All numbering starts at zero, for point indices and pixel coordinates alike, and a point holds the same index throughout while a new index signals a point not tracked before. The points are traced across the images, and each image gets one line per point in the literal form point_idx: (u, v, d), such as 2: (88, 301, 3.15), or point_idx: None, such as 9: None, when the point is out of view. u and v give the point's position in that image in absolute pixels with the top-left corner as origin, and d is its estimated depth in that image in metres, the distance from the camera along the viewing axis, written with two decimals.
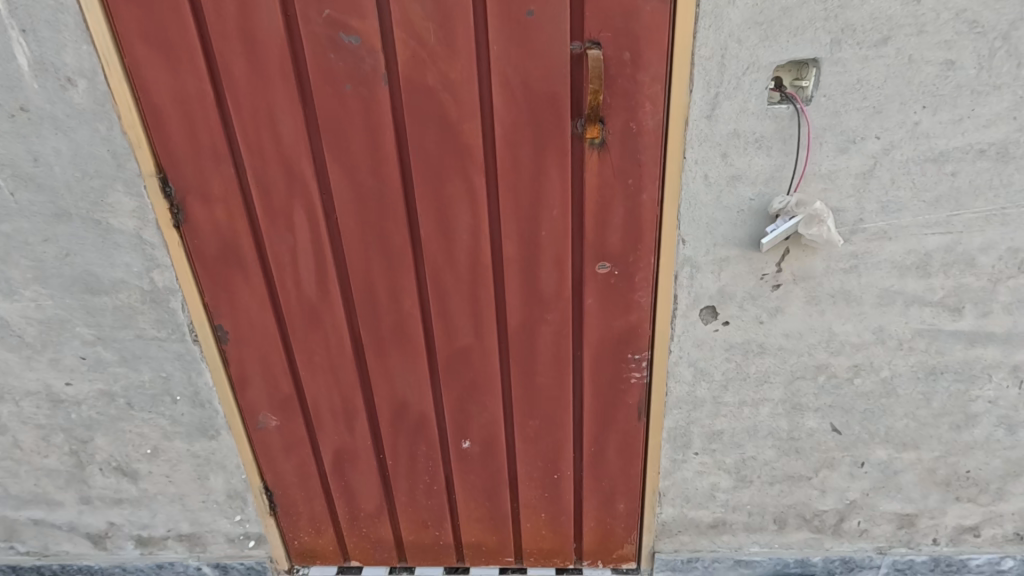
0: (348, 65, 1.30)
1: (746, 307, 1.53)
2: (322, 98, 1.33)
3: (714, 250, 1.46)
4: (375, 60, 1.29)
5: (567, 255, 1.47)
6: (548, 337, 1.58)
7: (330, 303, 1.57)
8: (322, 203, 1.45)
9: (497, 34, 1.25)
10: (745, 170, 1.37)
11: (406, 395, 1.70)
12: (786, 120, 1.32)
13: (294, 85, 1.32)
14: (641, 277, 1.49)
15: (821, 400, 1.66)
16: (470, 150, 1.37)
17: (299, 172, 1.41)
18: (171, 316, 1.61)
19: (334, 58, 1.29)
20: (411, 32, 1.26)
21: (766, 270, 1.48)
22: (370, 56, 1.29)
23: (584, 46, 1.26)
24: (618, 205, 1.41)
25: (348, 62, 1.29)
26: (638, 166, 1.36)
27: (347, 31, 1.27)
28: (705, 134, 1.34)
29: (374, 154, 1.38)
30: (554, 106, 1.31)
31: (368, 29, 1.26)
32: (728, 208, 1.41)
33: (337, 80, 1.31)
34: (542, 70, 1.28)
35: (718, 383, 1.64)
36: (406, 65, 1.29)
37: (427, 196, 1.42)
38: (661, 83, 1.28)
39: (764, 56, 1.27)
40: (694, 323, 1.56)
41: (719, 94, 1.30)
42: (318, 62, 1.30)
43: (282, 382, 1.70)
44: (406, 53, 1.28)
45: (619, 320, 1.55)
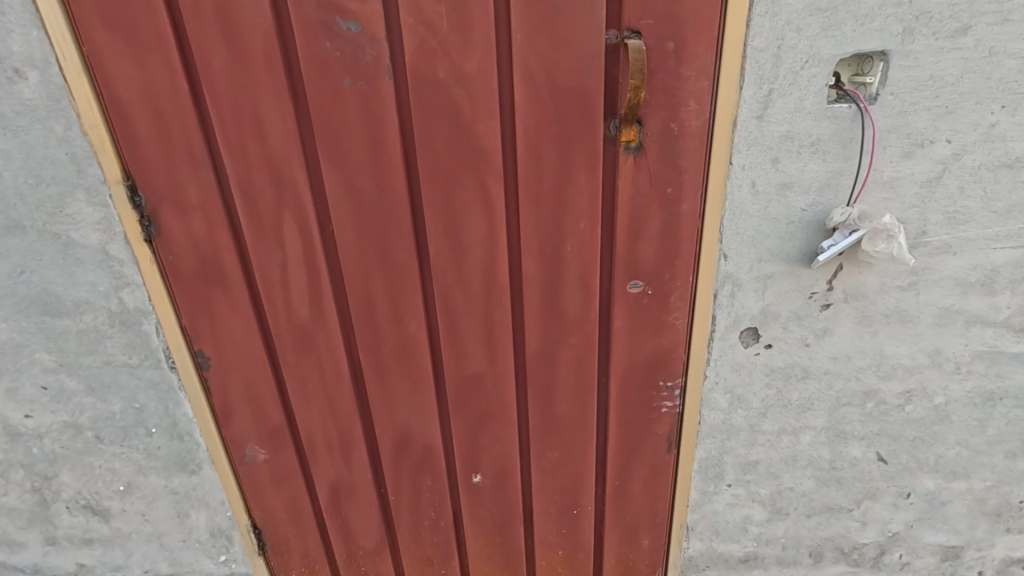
0: (346, 55, 1.12)
1: (791, 329, 1.38)
2: (316, 94, 1.15)
3: (759, 266, 1.30)
4: (378, 49, 1.11)
5: (594, 272, 1.31)
6: (571, 362, 1.42)
7: (325, 325, 1.39)
8: (315, 214, 1.27)
9: (520, 20, 1.08)
10: (798, 176, 1.21)
11: (410, 425, 1.52)
12: (846, 121, 1.16)
13: (284, 78, 1.14)
14: (676, 296, 1.34)
15: (867, 428, 1.51)
16: (487, 154, 1.19)
17: (289, 179, 1.23)
18: (144, 341, 1.42)
19: (331, 47, 1.11)
20: (420, 16, 1.08)
21: (815, 288, 1.33)
22: (372, 45, 1.11)
23: (622, 36, 1.09)
24: (653, 217, 1.25)
25: (347, 52, 1.11)
26: (678, 173, 1.20)
27: (344, 15, 1.09)
28: (754, 136, 1.17)
29: (376, 159, 1.21)
30: (584, 104, 1.14)
31: (370, 13, 1.08)
32: (776, 219, 1.25)
33: (333, 72, 1.13)
34: (572, 64, 1.11)
35: (755, 410, 1.50)
36: (415, 55, 1.11)
37: (437, 206, 1.24)
38: (707, 78, 1.12)
39: (826, 48, 1.11)
40: (733, 345, 1.41)
41: (773, 91, 1.14)
42: (312, 52, 1.11)
43: (271, 412, 1.52)
44: (415, 41, 1.10)
45: (649, 343, 1.39)
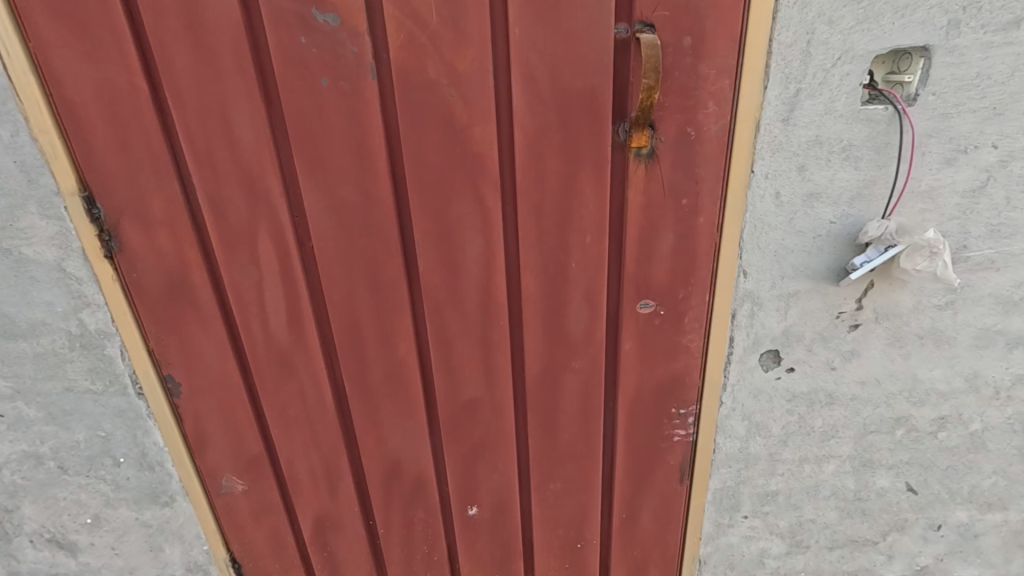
0: (324, 52, 0.99)
1: (815, 351, 1.27)
2: (291, 95, 1.03)
3: (781, 284, 1.19)
4: (360, 44, 0.99)
5: (601, 291, 1.19)
6: (575, 387, 1.30)
7: (306, 348, 1.27)
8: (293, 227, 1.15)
9: (519, 11, 0.96)
10: (826, 186, 1.09)
11: (401, 454, 1.40)
12: (881, 124, 1.05)
13: (255, 78, 1.02)
14: (691, 317, 1.22)
15: (896, 457, 1.39)
16: (483, 162, 1.07)
17: (264, 189, 1.11)
18: (108, 365, 1.30)
19: (307, 43, 0.99)
20: (407, 8, 0.96)
21: (843, 308, 1.21)
22: (352, 40, 0.98)
23: (633, 30, 0.98)
24: (667, 231, 1.13)
25: (325, 49, 0.99)
26: (695, 183, 1.08)
27: (321, 6, 0.96)
28: (779, 141, 1.06)
29: (359, 167, 1.08)
30: (591, 107, 1.03)
31: (350, 4, 0.96)
32: (802, 233, 1.14)
33: (310, 70, 1.01)
34: (577, 61, 0.99)
35: (775, 438, 1.38)
36: (400, 51, 0.99)
37: (428, 219, 1.12)
38: (728, 77, 1.00)
39: (861, 43, 0.99)
40: (752, 369, 1.29)
41: (801, 91, 1.02)
42: (285, 48, 0.99)
43: (249, 442, 1.40)
44: (401, 35, 0.98)
45: (661, 368, 1.28)
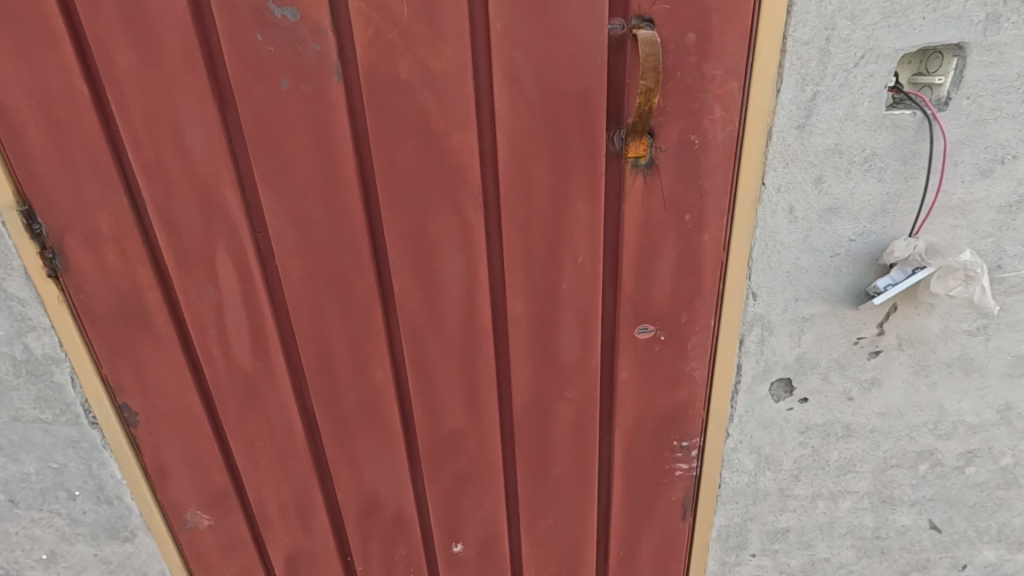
0: (282, 50, 0.89)
1: (832, 380, 1.15)
2: (247, 98, 0.92)
3: (794, 307, 1.08)
4: (323, 42, 0.88)
5: (595, 314, 1.07)
6: (567, 418, 1.18)
7: (272, 375, 1.16)
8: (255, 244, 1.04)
9: (502, 4, 0.85)
10: (846, 200, 0.98)
11: (379, 488, 1.29)
12: (907, 132, 0.94)
13: (207, 80, 0.91)
14: (694, 343, 1.10)
15: (919, 493, 1.28)
16: (462, 173, 0.96)
17: (220, 203, 1.00)
18: (57, 393, 1.19)
19: (263, 40, 0.88)
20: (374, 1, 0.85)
21: (862, 333, 1.10)
22: (314, 37, 0.88)
23: (629, 26, 0.87)
24: (668, 250, 1.01)
25: (284, 47, 0.88)
26: (699, 196, 0.97)
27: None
28: (793, 151, 0.95)
29: (326, 178, 0.97)
30: (582, 111, 0.92)
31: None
32: (818, 252, 1.03)
33: (267, 71, 0.90)
34: (567, 61, 0.88)
35: (787, 472, 1.26)
36: (367, 50, 0.88)
37: (402, 236, 1.01)
38: (737, 78, 0.89)
39: (887, 40, 0.88)
40: (761, 399, 1.18)
41: (818, 94, 0.91)
42: (240, 47, 0.88)
43: (214, 474, 1.29)
44: (367, 31, 0.87)
45: (661, 398, 1.16)
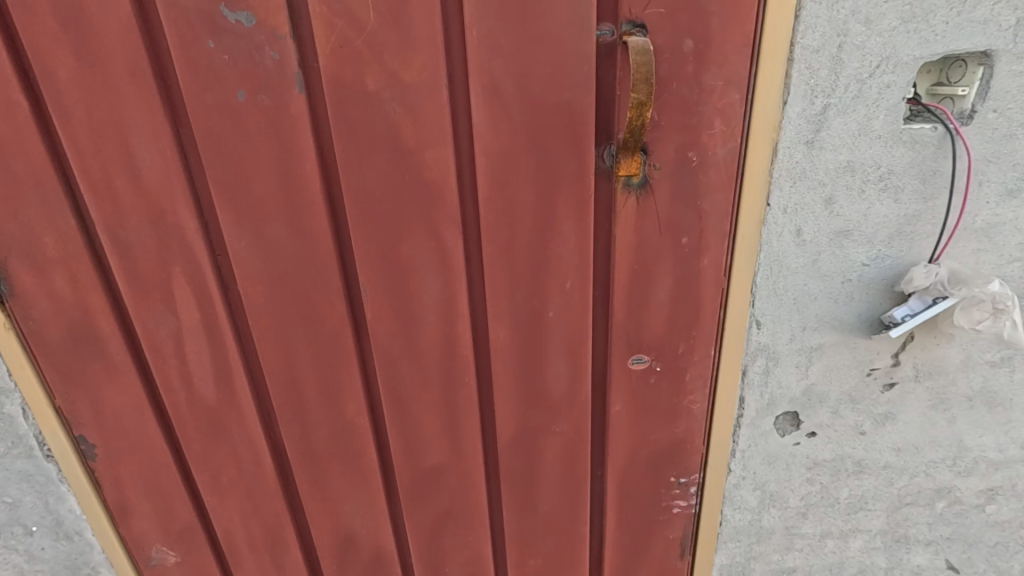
0: (237, 59, 0.80)
1: (842, 413, 1.07)
2: (201, 111, 0.83)
3: (802, 336, 0.99)
4: (282, 50, 0.80)
5: (585, 344, 0.99)
6: (556, 454, 1.10)
7: (238, 407, 1.08)
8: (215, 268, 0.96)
9: (478, 7, 0.76)
10: (859, 222, 0.90)
11: (355, 525, 1.20)
12: (927, 148, 0.85)
13: (156, 91, 0.83)
14: (693, 375, 1.02)
15: (935, 532, 1.18)
16: (438, 192, 0.88)
17: (175, 224, 0.92)
18: (7, 424, 1.09)
19: (216, 48, 0.80)
20: (337, 5, 0.76)
21: (876, 364, 1.01)
22: (272, 45, 0.79)
23: (620, 32, 0.78)
24: (663, 275, 0.93)
25: (240, 56, 0.80)
26: (698, 218, 0.88)
27: (231, 3, 0.77)
28: (802, 169, 0.86)
29: (289, 198, 0.89)
30: (568, 125, 0.83)
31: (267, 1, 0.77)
32: (827, 277, 0.94)
33: (221, 81, 0.82)
34: (551, 70, 0.80)
35: (793, 510, 1.17)
36: (330, 58, 0.79)
37: (374, 260, 0.93)
38: (740, 90, 0.81)
39: (907, 47, 0.79)
40: (765, 433, 1.09)
41: (829, 107, 0.82)
42: (190, 55, 0.80)
43: (179, 509, 1.21)
44: (330, 38, 0.78)
45: (657, 432, 1.07)
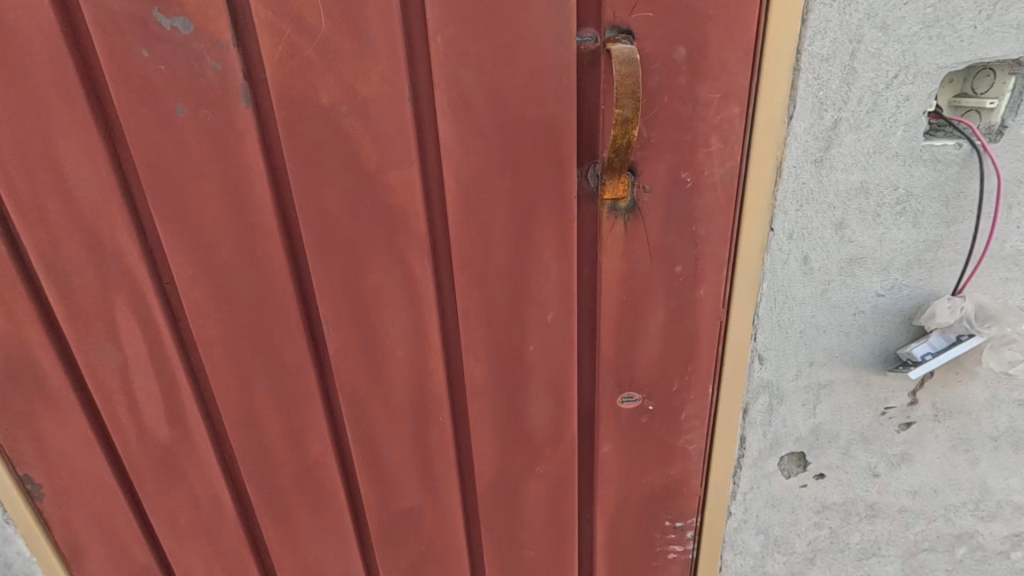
0: (174, 70, 0.72)
1: (854, 454, 0.97)
2: (137, 128, 0.75)
3: (809, 372, 0.90)
4: (224, 60, 0.71)
5: (570, 380, 0.90)
6: (540, 498, 1.00)
7: (194, 445, 0.99)
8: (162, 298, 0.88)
9: (443, 12, 0.68)
10: (873, 249, 0.81)
11: (324, 570, 1.11)
12: (950, 167, 0.76)
13: (88, 106, 0.74)
14: (689, 414, 0.92)
15: None
16: (403, 217, 0.79)
17: (116, 251, 0.83)
18: None
19: (151, 59, 0.71)
20: (283, 9, 0.68)
21: (891, 402, 0.92)
22: (212, 54, 0.71)
23: (603, 39, 0.70)
24: (655, 307, 0.84)
25: (178, 66, 0.71)
26: (693, 245, 0.79)
27: (165, 7, 0.69)
28: (809, 191, 0.77)
29: (239, 223, 0.80)
30: (547, 143, 0.74)
31: (205, 5, 0.68)
32: (838, 309, 0.85)
33: (158, 95, 0.73)
34: (527, 82, 0.71)
35: (800, 556, 1.07)
36: (277, 69, 0.71)
37: (335, 290, 0.84)
38: (739, 103, 0.71)
39: (929, 55, 0.70)
40: (769, 474, 1.00)
41: (840, 122, 0.73)
42: (122, 65, 0.71)
43: (135, 552, 1.11)
44: (277, 46, 0.70)
45: (651, 475, 0.98)
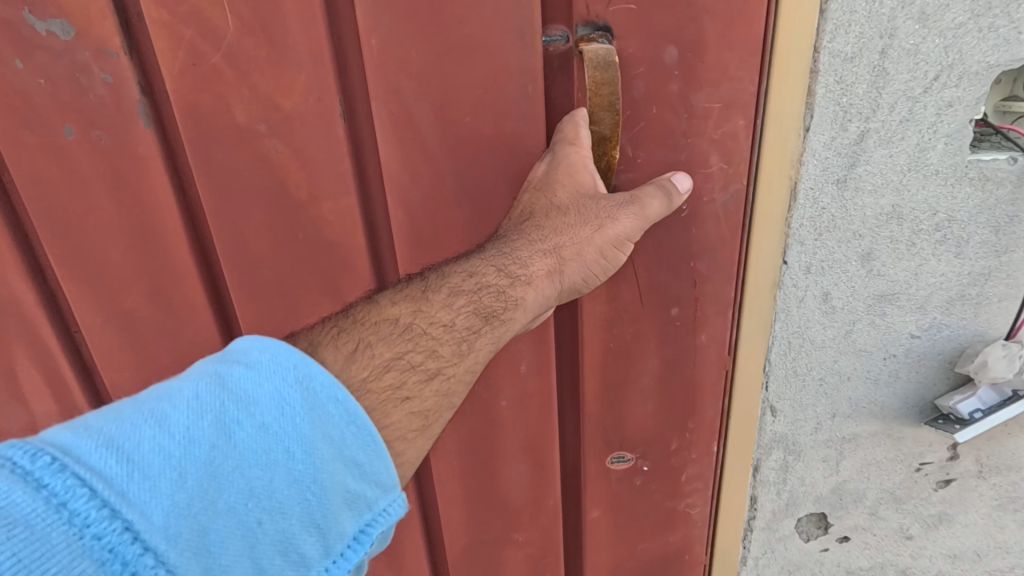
0: (55, 83, 0.59)
1: (883, 516, 0.84)
2: (16, 154, 0.62)
3: (831, 425, 0.77)
4: (115, 71, 0.59)
5: (549, 439, 0.77)
6: (519, 569, 0.86)
7: None
8: (71, 350, 0.75)
9: (375, 9, 0.56)
10: (907, 282, 0.67)
11: None
12: (1001, 186, 0.63)
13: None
14: (691, 475, 0.79)
15: None
16: (344, 252, 0.67)
17: (8, 297, 0.70)
18: None
19: (27, 70, 0.59)
20: (180, 8, 0.56)
21: (928, 458, 0.78)
22: (100, 64, 0.59)
23: (577, 38, 0.57)
24: (648, 356, 0.71)
25: (60, 77, 0.59)
26: (691, 285, 0.66)
27: (36, 7, 0.56)
28: (831, 215, 0.64)
29: (154, 262, 0.68)
30: (508, 166, 0.63)
31: (87, 5, 0.57)
32: (865, 352, 0.72)
33: (38, 113, 0.60)
34: (482, 92, 0.59)
35: None
36: (178, 81, 0.58)
37: (268, 338, 0.71)
38: (745, 116, 0.58)
39: (977, 51, 0.57)
40: (785, 538, 0.87)
41: (868, 133, 0.60)
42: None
43: None
44: (178, 53, 0.57)
45: (647, 541, 0.85)
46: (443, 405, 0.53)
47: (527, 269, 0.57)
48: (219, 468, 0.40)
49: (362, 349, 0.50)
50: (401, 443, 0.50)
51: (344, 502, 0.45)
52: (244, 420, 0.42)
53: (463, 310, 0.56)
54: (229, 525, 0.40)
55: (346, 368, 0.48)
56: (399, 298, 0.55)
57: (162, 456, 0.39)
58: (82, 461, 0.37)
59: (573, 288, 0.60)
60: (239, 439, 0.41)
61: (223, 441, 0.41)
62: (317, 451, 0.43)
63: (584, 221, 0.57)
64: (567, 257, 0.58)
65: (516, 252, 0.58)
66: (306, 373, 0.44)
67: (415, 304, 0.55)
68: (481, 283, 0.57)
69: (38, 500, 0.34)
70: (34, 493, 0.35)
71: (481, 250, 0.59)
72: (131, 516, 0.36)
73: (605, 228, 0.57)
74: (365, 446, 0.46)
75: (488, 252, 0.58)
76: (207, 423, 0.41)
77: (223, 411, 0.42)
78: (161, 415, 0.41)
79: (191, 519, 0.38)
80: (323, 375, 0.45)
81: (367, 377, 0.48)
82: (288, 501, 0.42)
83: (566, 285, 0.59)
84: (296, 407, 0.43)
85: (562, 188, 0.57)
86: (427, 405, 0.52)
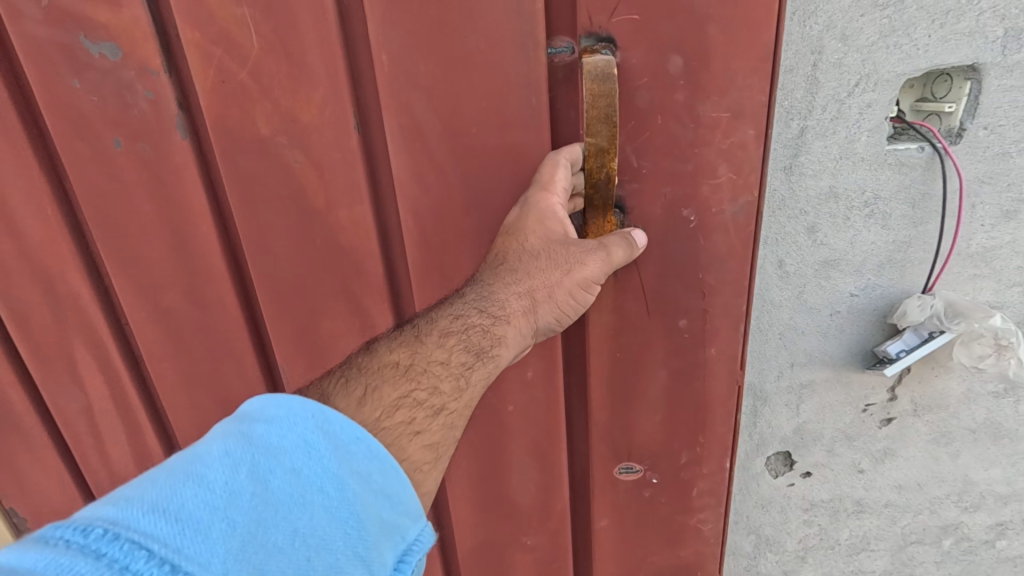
0: (105, 100, 0.72)
1: (837, 452, 0.99)
2: (75, 162, 0.75)
3: (790, 373, 0.93)
4: (155, 87, 0.72)
5: (559, 437, 0.93)
6: (529, 568, 1.05)
7: None
8: (121, 341, 0.88)
9: (384, 28, 0.70)
10: (846, 251, 0.83)
11: None
12: (914, 170, 0.78)
13: (28, 141, 0.74)
14: (701, 490, 0.95)
15: (943, 571, 1.10)
16: (349, 254, 0.81)
17: (65, 285, 0.83)
18: None
19: (82, 89, 0.71)
20: (211, 29, 0.70)
21: (871, 399, 0.94)
22: (143, 81, 0.72)
23: (579, 48, 0.71)
24: (657, 366, 0.87)
25: (107, 96, 0.72)
26: (702, 297, 0.81)
27: (91, 34, 0.69)
28: (780, 196, 0.80)
29: (191, 263, 0.82)
30: (513, 173, 0.77)
31: (133, 31, 0.69)
32: (815, 309, 0.87)
33: (92, 129, 0.73)
34: (487, 104, 0.73)
35: (792, 554, 1.10)
36: (210, 97, 0.72)
37: (287, 330, 0.86)
38: (754, 125, 0.71)
39: (888, 63, 0.72)
40: (757, 475, 1.03)
41: (806, 130, 0.76)
42: (59, 100, 0.72)
43: None
44: (206, 74, 0.72)
45: (658, 555, 1.03)
46: (447, 435, 0.67)
47: (506, 309, 0.73)
48: (264, 515, 0.47)
49: (370, 393, 0.63)
50: (419, 474, 0.64)
51: (382, 532, 0.54)
52: (277, 469, 0.50)
53: (455, 348, 0.71)
54: (282, 565, 0.46)
55: (358, 411, 0.61)
56: (395, 345, 0.70)
57: (207, 510, 0.45)
58: (132, 528, 0.42)
59: (544, 323, 0.75)
60: (275, 487, 0.49)
61: (260, 488, 0.48)
62: (347, 487, 0.52)
63: (553, 265, 0.73)
64: (536, 295, 0.74)
65: (493, 295, 0.74)
66: (324, 418, 0.54)
67: (411, 349, 0.69)
68: (467, 324, 0.72)
69: (101, 567, 0.39)
70: (96, 561, 0.39)
71: (461, 295, 0.75)
72: (190, 568, 0.42)
73: (574, 271, 0.73)
74: (391, 480, 0.56)
75: (470, 296, 0.74)
76: (242, 475, 0.48)
77: (254, 463, 0.49)
78: (198, 475, 0.47)
79: (246, 564, 0.45)
80: (338, 417, 0.54)
81: (379, 417, 0.62)
82: (331, 537, 0.49)
83: (538, 319, 0.75)
84: (322, 449, 0.52)
85: (535, 236, 0.72)
86: (435, 437, 0.66)
